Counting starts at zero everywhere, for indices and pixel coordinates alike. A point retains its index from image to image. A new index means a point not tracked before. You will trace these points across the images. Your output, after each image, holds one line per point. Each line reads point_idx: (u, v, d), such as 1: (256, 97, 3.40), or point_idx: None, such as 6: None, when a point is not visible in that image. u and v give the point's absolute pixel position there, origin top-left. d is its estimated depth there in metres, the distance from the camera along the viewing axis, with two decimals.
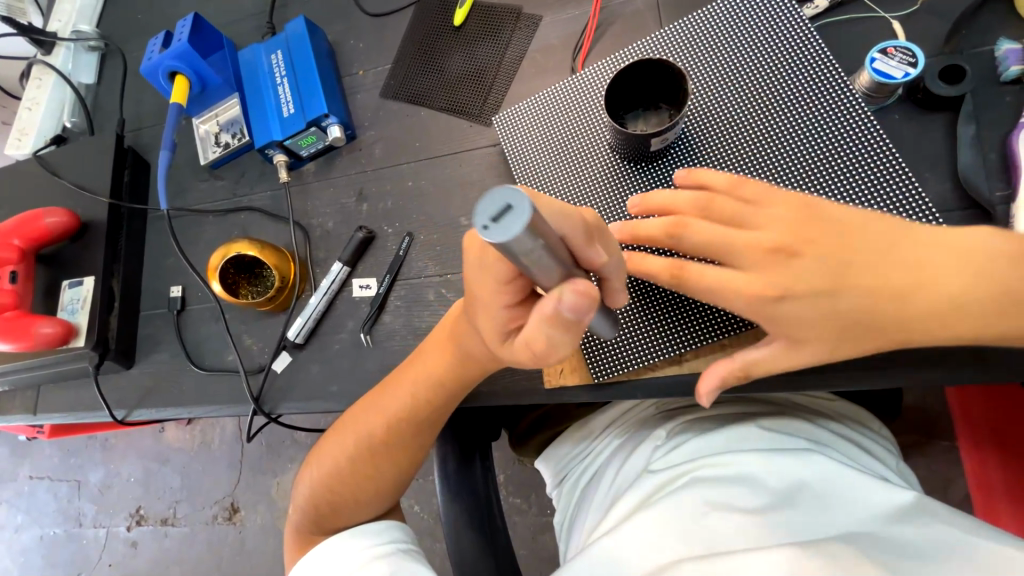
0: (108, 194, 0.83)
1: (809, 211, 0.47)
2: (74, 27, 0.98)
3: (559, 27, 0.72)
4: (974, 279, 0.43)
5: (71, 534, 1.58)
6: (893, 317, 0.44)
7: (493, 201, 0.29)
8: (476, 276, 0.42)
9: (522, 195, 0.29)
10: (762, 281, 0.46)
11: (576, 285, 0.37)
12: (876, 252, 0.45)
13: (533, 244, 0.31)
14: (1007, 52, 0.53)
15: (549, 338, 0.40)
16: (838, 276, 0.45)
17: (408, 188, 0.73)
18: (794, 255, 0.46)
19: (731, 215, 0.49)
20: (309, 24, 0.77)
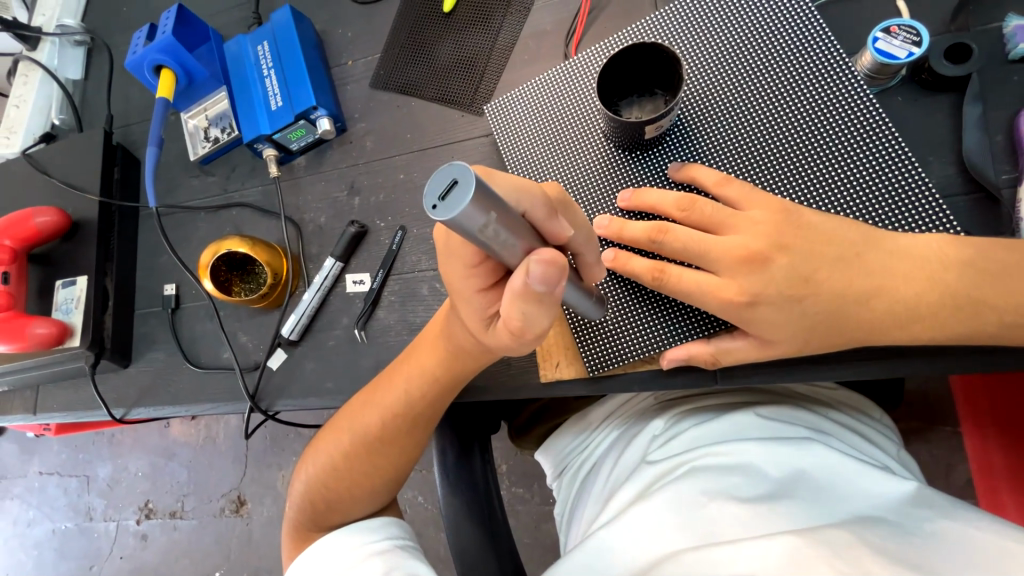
0: (97, 192, 0.82)
1: (787, 216, 0.46)
2: (59, 22, 0.96)
3: (551, 11, 0.70)
4: (932, 288, 0.44)
5: (82, 529, 1.60)
6: (854, 322, 0.45)
7: (439, 178, 0.28)
8: (449, 268, 0.42)
9: (465, 167, 0.28)
10: (736, 286, 0.46)
11: (544, 255, 0.34)
12: (845, 260, 0.45)
13: (482, 217, 0.30)
14: (1015, 28, 0.51)
15: (523, 313, 0.38)
16: (805, 281, 0.45)
17: (401, 181, 0.72)
18: (769, 259, 0.45)
19: (713, 215, 0.48)
20: (295, 13, 0.75)
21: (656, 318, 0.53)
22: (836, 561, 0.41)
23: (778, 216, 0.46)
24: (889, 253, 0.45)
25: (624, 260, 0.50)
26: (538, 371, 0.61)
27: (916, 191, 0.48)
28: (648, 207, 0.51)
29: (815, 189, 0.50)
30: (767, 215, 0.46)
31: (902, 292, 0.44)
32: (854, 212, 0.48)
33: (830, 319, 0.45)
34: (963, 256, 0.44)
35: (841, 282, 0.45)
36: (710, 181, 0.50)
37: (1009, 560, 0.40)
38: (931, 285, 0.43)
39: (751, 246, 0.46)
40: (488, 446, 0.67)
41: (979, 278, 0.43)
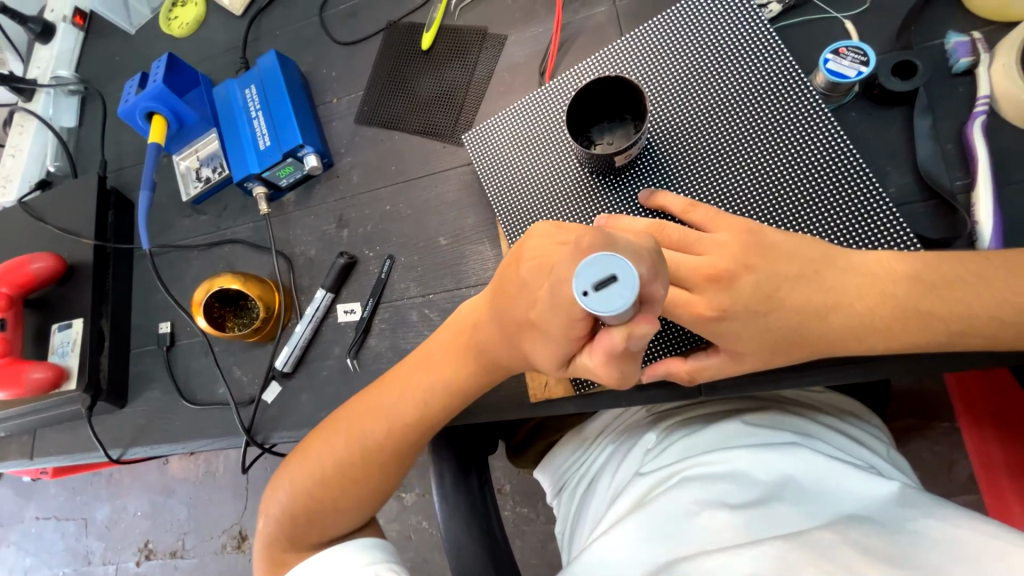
0: (92, 235, 0.84)
1: (750, 237, 0.48)
2: (54, 73, 1.00)
3: (524, 45, 0.73)
4: (887, 302, 0.45)
5: (81, 573, 1.57)
6: (816, 335, 0.47)
7: (599, 271, 0.34)
8: (544, 311, 0.41)
9: (624, 268, 0.34)
10: (704, 303, 0.47)
11: (644, 323, 0.37)
12: (804, 277, 0.47)
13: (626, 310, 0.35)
14: (956, 44, 0.54)
15: (615, 370, 0.42)
16: (769, 297, 0.47)
17: (388, 212, 0.74)
18: (735, 276, 0.47)
19: (678, 238, 0.50)
20: (280, 58, 0.78)
21: None
22: (819, 563, 0.42)
23: (743, 237, 0.48)
24: (848, 273, 0.46)
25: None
26: (527, 391, 0.63)
27: (875, 202, 0.50)
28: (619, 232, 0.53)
29: (779, 202, 0.52)
30: (732, 236, 0.48)
31: (860, 306, 0.46)
32: (819, 223, 0.51)
33: (789, 333, 0.47)
34: (921, 262, 0.46)
35: (802, 297, 0.47)
36: (678, 209, 0.52)
37: (992, 553, 0.41)
38: (883, 298, 0.45)
39: (717, 263, 0.48)
40: (485, 467, 0.67)
41: (940, 277, 0.45)
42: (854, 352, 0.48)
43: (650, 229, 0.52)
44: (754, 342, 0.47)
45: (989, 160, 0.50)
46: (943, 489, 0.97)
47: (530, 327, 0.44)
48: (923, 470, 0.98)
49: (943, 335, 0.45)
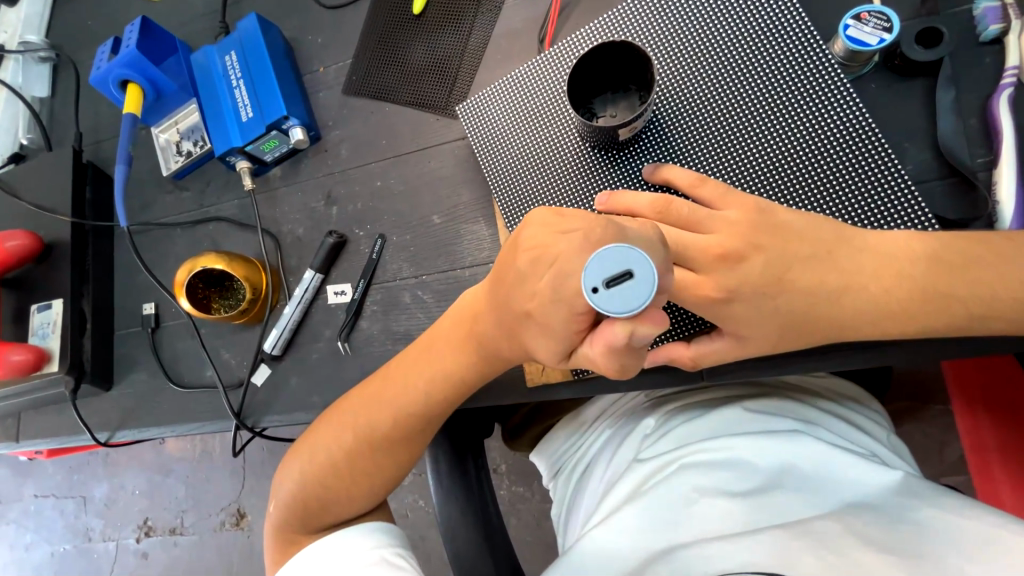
0: (69, 212, 0.80)
1: (761, 216, 0.46)
2: (22, 38, 0.94)
3: (523, 9, 0.68)
4: (902, 283, 0.43)
5: (81, 550, 1.58)
6: (828, 318, 0.45)
7: (614, 265, 0.34)
8: (545, 301, 0.40)
9: (639, 265, 0.34)
10: (711, 284, 0.45)
11: (650, 321, 0.36)
12: (817, 257, 0.45)
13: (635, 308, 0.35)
14: (985, 10, 0.51)
15: (614, 362, 0.40)
16: (778, 279, 0.45)
17: (379, 188, 0.71)
18: (743, 257, 0.45)
19: (684, 217, 0.48)
20: (262, 22, 0.73)
21: None
22: (822, 553, 0.41)
23: (752, 214, 0.46)
24: (864, 253, 0.44)
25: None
26: (524, 375, 0.61)
27: (892, 181, 0.47)
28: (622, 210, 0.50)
29: (789, 180, 0.50)
30: (741, 214, 0.46)
31: (875, 288, 0.44)
32: (833, 202, 0.48)
33: (798, 317, 0.45)
34: (940, 244, 0.44)
35: (813, 279, 0.45)
36: (685, 185, 0.49)
37: (1000, 541, 0.40)
38: (899, 279, 0.44)
39: (724, 242, 0.46)
40: (480, 451, 0.66)
41: (958, 259, 0.43)
42: (866, 337, 0.46)
43: (656, 205, 0.49)
44: (762, 326, 0.46)
45: (1014, 136, 0.47)
46: (934, 470, 0.98)
47: (528, 318, 0.43)
48: (916, 451, 0.99)
49: (960, 318, 0.43)
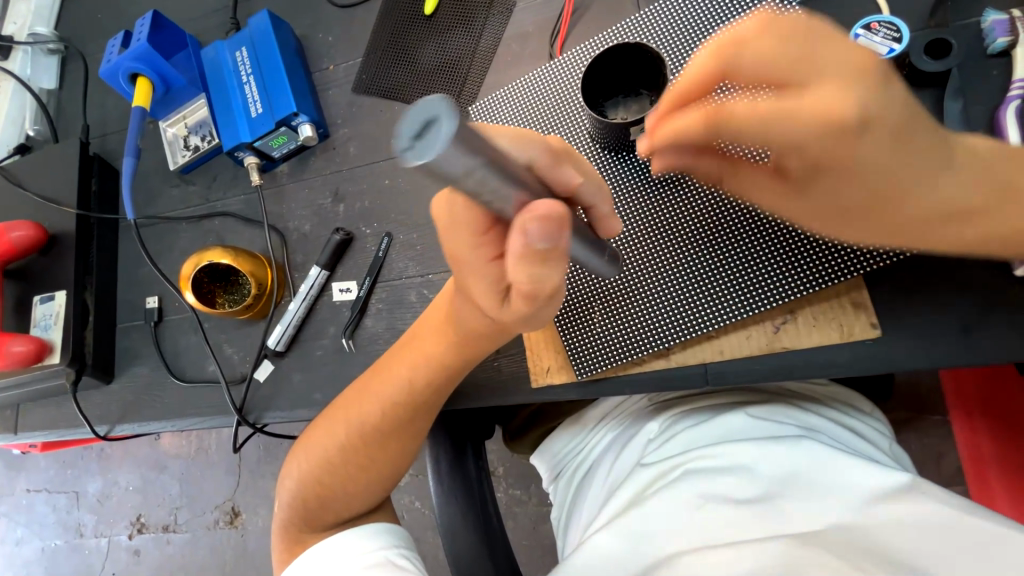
0: (74, 203, 0.80)
1: (884, 72, 0.35)
2: (31, 30, 0.94)
3: (534, 12, 0.69)
4: (981, 182, 0.38)
5: (72, 545, 1.57)
6: (912, 209, 0.39)
7: (412, 118, 0.26)
8: (449, 236, 0.39)
9: (440, 102, 0.25)
10: (815, 145, 0.36)
11: (542, 204, 0.33)
12: (925, 148, 0.37)
13: (466, 159, 0.27)
14: (993, 23, 0.51)
15: (529, 274, 0.37)
16: (899, 141, 0.35)
17: (386, 187, 0.71)
18: (870, 126, 0.34)
19: (792, 64, 0.35)
20: (273, 19, 0.73)
21: (658, 319, 0.55)
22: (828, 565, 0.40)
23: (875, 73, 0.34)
24: (956, 169, 0.38)
25: (666, 125, 0.42)
26: (528, 374, 0.61)
27: None
28: (676, 99, 0.42)
29: None
30: (858, 61, 0.35)
31: (965, 181, 0.38)
32: None
33: (886, 198, 0.39)
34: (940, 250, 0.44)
35: (920, 155, 0.37)
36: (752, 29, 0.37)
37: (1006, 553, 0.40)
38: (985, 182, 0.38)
39: (845, 105, 0.34)
40: (482, 451, 0.66)
41: None
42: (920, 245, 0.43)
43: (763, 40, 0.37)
44: (852, 200, 0.39)
45: None
46: (934, 480, 0.98)
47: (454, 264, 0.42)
48: (916, 462, 0.99)
49: None
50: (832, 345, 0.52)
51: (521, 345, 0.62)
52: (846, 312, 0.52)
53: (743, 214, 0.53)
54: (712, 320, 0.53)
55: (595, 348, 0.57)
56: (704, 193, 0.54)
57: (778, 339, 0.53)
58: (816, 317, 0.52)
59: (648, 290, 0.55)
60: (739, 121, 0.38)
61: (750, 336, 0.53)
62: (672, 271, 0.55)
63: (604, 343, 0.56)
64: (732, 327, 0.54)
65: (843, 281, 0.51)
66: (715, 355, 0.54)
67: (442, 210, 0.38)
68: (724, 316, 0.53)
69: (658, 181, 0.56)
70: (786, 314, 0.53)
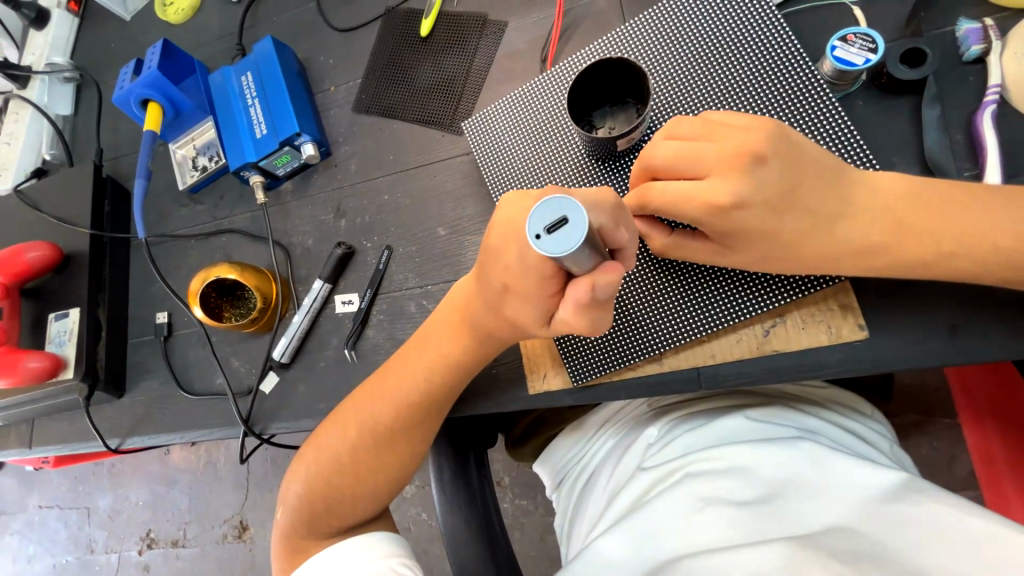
0: (89, 224, 0.83)
1: (776, 129, 0.45)
2: (48, 60, 0.99)
3: (526, 31, 0.72)
4: (882, 221, 0.45)
5: (83, 561, 1.58)
6: (816, 243, 0.46)
7: (547, 211, 0.34)
8: (517, 273, 0.43)
9: (577, 209, 0.33)
10: (724, 190, 0.44)
11: (610, 272, 0.39)
12: (822, 180, 0.45)
13: (578, 252, 0.35)
14: (967, 31, 0.53)
15: (587, 317, 0.43)
16: (789, 194, 0.45)
17: (386, 202, 0.74)
18: (765, 159, 0.44)
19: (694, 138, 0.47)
20: (276, 44, 0.77)
21: (654, 327, 0.56)
22: (829, 565, 0.39)
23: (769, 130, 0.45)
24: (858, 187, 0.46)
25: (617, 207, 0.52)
26: (526, 383, 0.63)
27: None
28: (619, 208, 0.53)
29: None
30: (754, 123, 0.45)
31: (866, 218, 0.45)
32: None
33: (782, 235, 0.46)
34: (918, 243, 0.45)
35: (816, 201, 0.45)
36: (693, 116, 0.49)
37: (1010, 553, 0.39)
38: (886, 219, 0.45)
39: (743, 151, 0.44)
40: (484, 458, 0.67)
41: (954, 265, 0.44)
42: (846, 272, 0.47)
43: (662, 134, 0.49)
44: (771, 232, 0.46)
45: (997, 151, 0.49)
46: (944, 484, 0.97)
47: (507, 291, 0.46)
48: (924, 465, 0.98)
49: None
50: (822, 347, 0.53)
51: (519, 351, 0.64)
52: (834, 314, 0.53)
53: None
54: (703, 327, 0.54)
55: (591, 357, 0.58)
56: None
57: (768, 342, 0.54)
58: (805, 319, 0.53)
59: (641, 303, 0.56)
60: (661, 202, 0.47)
61: (740, 340, 0.54)
62: (667, 282, 0.55)
63: (600, 353, 0.58)
64: (723, 331, 0.55)
65: (829, 285, 0.52)
66: (707, 360, 0.56)
67: (518, 248, 0.42)
68: (716, 323, 0.54)
69: None
70: (776, 318, 0.54)
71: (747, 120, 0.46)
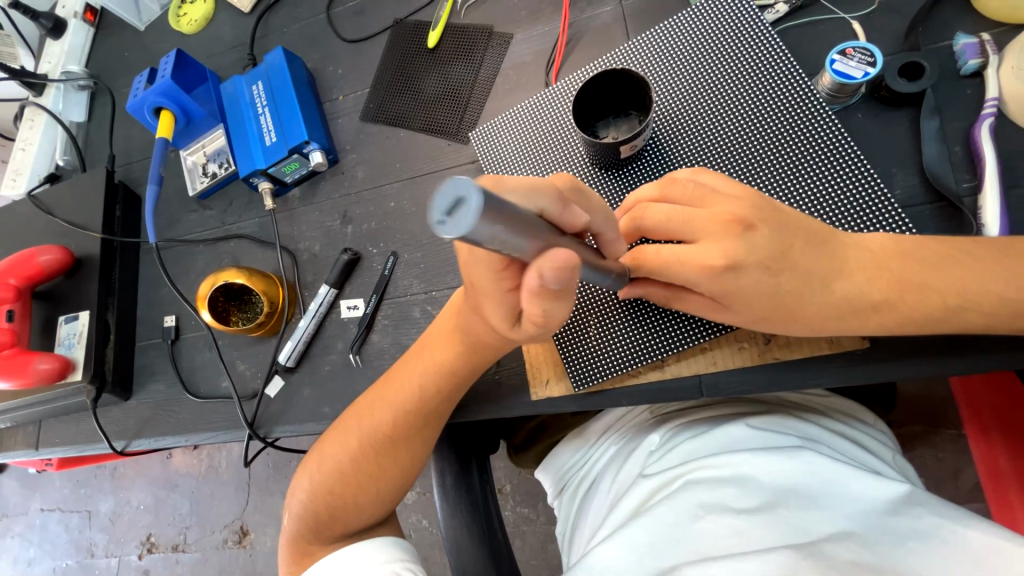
0: (100, 229, 0.85)
1: (763, 198, 0.46)
2: (64, 68, 1.01)
3: (531, 43, 0.73)
4: (883, 280, 0.45)
5: (83, 566, 1.58)
6: (816, 302, 0.46)
7: (440, 197, 0.24)
8: (474, 271, 0.41)
9: (472, 181, 0.24)
10: (717, 251, 0.44)
11: (556, 255, 0.34)
12: (814, 244, 0.46)
13: (492, 231, 0.27)
14: (964, 46, 0.54)
15: (544, 309, 0.39)
16: (782, 254, 0.44)
17: (392, 209, 0.75)
18: (754, 225, 0.44)
19: (686, 198, 0.47)
20: (287, 54, 0.79)
21: (656, 332, 0.56)
22: None
23: (755, 195, 0.46)
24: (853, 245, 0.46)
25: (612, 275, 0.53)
26: (528, 388, 0.63)
27: (878, 198, 0.50)
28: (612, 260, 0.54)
29: (783, 195, 0.53)
30: (742, 190, 0.46)
31: (863, 278, 0.45)
32: (820, 213, 0.51)
33: (781, 294, 0.46)
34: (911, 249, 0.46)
35: (812, 260, 0.45)
36: (686, 176, 0.49)
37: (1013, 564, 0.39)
38: (883, 273, 0.45)
39: (733, 215, 0.45)
40: (487, 464, 0.67)
41: (956, 277, 0.45)
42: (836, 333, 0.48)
43: (659, 188, 0.49)
44: (767, 292, 0.45)
45: (996, 163, 0.50)
46: (950, 497, 0.96)
47: (474, 288, 0.44)
48: (929, 476, 0.98)
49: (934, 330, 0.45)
50: (823, 355, 0.53)
51: (521, 357, 0.64)
52: None
53: None
54: (707, 332, 0.55)
55: (592, 360, 0.59)
56: None
57: (768, 351, 0.54)
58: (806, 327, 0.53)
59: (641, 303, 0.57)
60: (654, 261, 0.47)
61: (740, 348, 0.55)
62: None
63: (600, 357, 0.58)
64: (724, 339, 0.55)
65: None
66: (708, 366, 0.56)
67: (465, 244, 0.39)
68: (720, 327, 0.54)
69: None
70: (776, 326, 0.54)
71: (737, 185, 0.47)
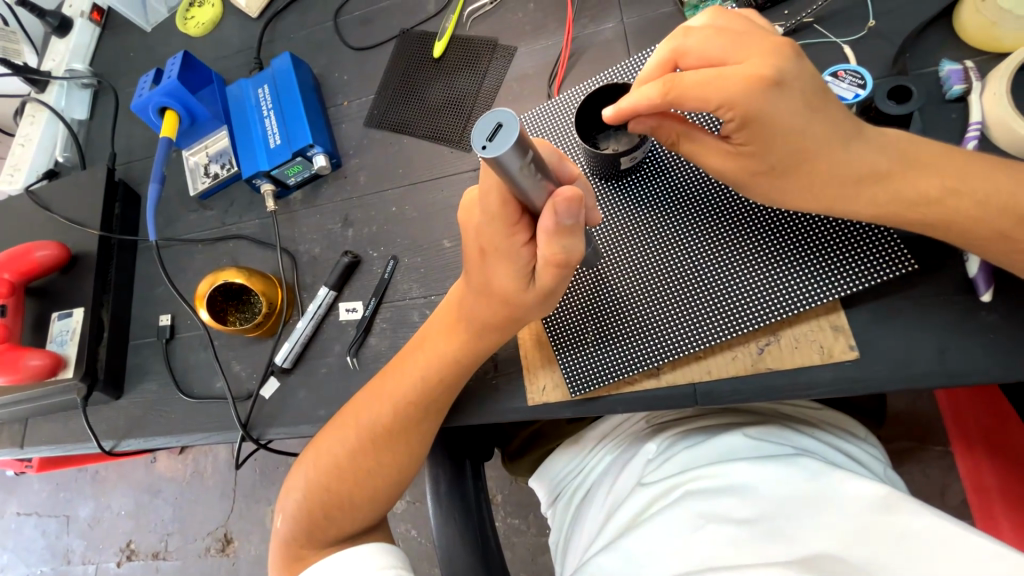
0: (98, 226, 0.85)
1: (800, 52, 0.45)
2: (68, 66, 1.01)
3: (535, 56, 0.75)
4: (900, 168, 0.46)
5: (59, 573, 1.54)
6: (838, 163, 0.46)
7: (485, 123, 0.33)
8: (486, 233, 0.46)
9: (507, 113, 0.33)
10: (765, 67, 0.43)
11: (565, 191, 0.40)
12: (842, 117, 0.46)
13: (521, 160, 0.35)
14: (949, 72, 0.56)
15: (563, 249, 0.44)
16: (818, 96, 0.44)
17: (393, 213, 0.76)
18: (798, 56, 0.44)
19: (731, 31, 0.45)
20: (294, 60, 0.80)
21: (652, 339, 0.57)
22: None
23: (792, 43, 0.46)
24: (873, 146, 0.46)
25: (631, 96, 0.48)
26: (525, 393, 0.64)
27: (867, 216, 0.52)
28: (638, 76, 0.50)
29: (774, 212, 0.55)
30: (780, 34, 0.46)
31: (881, 156, 0.46)
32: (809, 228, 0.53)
33: (804, 143, 0.45)
34: None
35: (839, 118, 0.46)
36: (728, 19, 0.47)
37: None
38: (892, 149, 0.47)
39: (778, 43, 0.44)
40: (481, 471, 0.67)
41: None
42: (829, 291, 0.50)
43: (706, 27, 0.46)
44: (791, 156, 0.46)
45: None
46: None
47: (485, 255, 0.48)
48: (917, 493, 0.99)
49: None
50: (814, 365, 0.55)
51: (519, 363, 0.65)
52: (826, 333, 0.54)
53: (717, 248, 0.56)
54: (702, 342, 0.56)
55: (588, 366, 0.59)
56: (689, 228, 0.58)
57: (761, 360, 0.55)
58: (798, 339, 0.55)
59: (641, 298, 0.58)
60: (691, 84, 0.44)
61: (735, 356, 0.56)
62: (667, 291, 0.57)
63: (597, 359, 0.59)
64: (718, 348, 0.56)
65: (822, 304, 0.53)
66: (702, 375, 0.57)
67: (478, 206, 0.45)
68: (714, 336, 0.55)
69: (645, 214, 0.60)
70: (770, 336, 0.55)
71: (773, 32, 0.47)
